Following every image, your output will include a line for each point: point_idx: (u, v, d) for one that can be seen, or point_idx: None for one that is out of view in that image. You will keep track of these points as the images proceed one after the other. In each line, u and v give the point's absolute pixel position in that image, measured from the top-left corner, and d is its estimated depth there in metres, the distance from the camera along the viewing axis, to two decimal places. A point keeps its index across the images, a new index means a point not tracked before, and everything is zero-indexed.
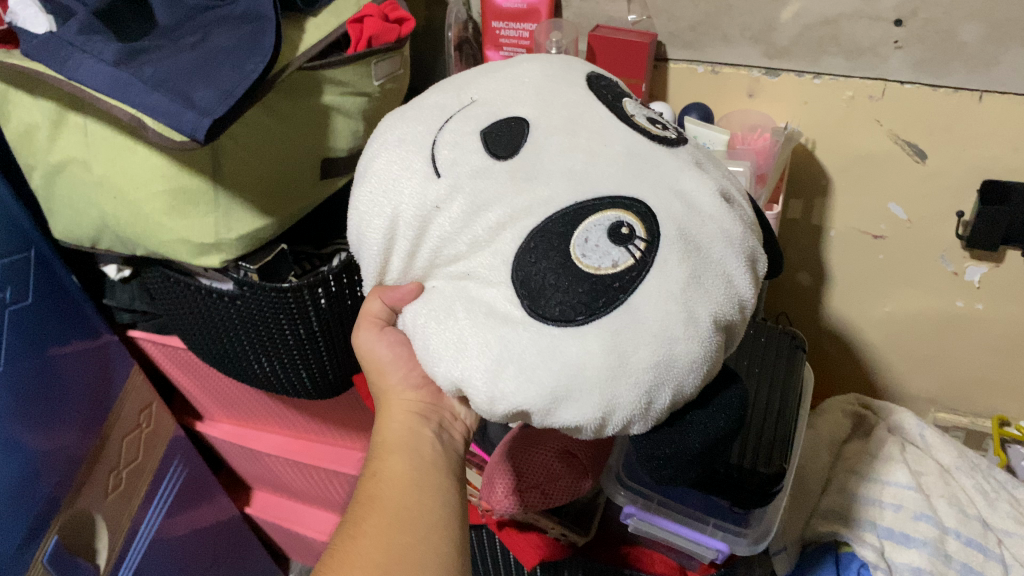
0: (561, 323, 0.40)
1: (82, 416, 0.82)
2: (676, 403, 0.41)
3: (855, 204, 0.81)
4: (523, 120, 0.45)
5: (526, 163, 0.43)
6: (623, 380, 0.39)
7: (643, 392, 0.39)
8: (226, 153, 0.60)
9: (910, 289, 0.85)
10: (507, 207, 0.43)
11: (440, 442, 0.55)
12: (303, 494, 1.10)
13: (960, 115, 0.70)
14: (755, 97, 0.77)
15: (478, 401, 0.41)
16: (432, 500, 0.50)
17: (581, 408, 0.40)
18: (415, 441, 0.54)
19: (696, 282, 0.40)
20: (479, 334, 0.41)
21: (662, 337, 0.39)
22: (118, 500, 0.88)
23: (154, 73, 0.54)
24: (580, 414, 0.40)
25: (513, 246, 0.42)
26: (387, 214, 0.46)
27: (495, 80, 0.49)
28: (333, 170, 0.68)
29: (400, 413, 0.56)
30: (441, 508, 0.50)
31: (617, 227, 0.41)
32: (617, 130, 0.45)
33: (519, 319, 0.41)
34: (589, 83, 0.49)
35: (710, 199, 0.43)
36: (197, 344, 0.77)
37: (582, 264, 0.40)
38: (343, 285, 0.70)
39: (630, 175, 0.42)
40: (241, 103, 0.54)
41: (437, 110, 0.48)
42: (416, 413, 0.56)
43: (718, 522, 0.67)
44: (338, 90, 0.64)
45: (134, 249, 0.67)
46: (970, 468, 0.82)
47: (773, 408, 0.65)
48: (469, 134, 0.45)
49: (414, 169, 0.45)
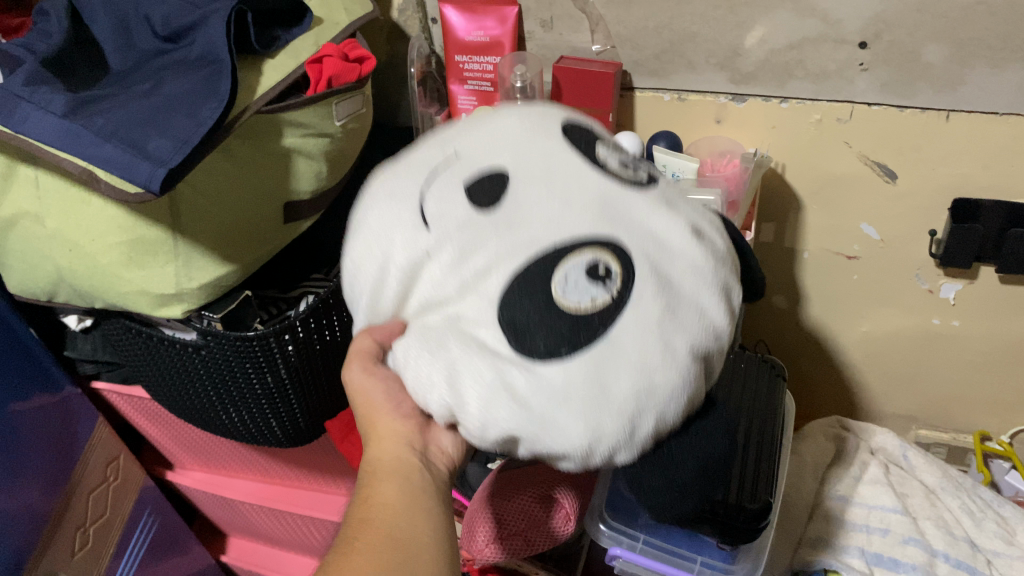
0: (545, 358, 0.39)
1: (45, 474, 0.79)
2: (660, 431, 0.40)
3: (828, 225, 0.80)
4: (506, 169, 0.43)
5: (503, 207, 0.42)
6: (603, 410, 0.38)
7: (626, 421, 0.38)
8: (185, 202, 0.58)
9: (886, 309, 0.85)
10: (492, 255, 0.40)
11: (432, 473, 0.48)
12: (279, 540, 1.06)
13: (928, 135, 0.70)
14: (723, 123, 0.76)
15: (465, 435, 0.40)
16: (428, 534, 0.44)
17: (566, 436, 0.38)
18: (410, 470, 0.47)
19: (674, 315, 0.39)
20: (467, 369, 0.40)
21: (642, 364, 0.38)
22: (85, 558, 0.85)
23: (106, 123, 0.52)
24: (565, 442, 0.39)
25: (500, 293, 0.40)
26: (378, 262, 0.44)
27: (476, 131, 0.46)
28: (297, 213, 0.66)
29: (390, 443, 0.48)
30: (435, 553, 0.44)
31: (595, 264, 0.39)
32: (594, 175, 0.43)
33: (505, 353, 0.39)
34: (567, 130, 0.46)
35: (683, 234, 0.42)
36: (163, 395, 0.75)
37: (563, 302, 0.39)
38: (311, 330, 0.69)
39: (606, 213, 0.41)
40: (198, 152, 0.52)
41: (422, 164, 0.46)
42: (407, 446, 0.48)
43: (706, 560, 0.65)
44: (299, 132, 0.62)
45: (92, 301, 0.64)
46: (954, 488, 0.82)
47: (756, 440, 0.63)
48: (454, 185, 0.43)
49: (402, 223, 0.43)
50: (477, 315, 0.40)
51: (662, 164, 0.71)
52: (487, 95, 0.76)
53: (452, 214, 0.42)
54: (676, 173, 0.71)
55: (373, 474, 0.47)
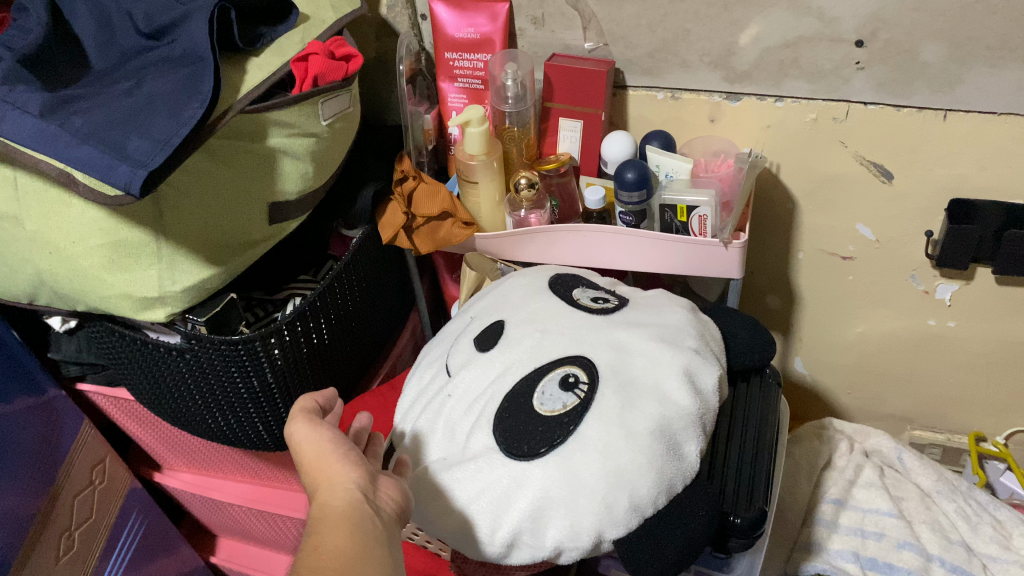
0: (530, 457, 0.51)
1: (29, 478, 0.78)
2: (637, 506, 0.50)
3: (823, 226, 0.79)
4: (501, 321, 0.61)
5: (502, 354, 0.58)
6: (582, 495, 0.50)
7: (601, 501, 0.50)
8: (168, 202, 0.57)
9: (880, 310, 0.84)
10: (493, 385, 0.56)
11: (381, 516, 0.46)
12: (269, 542, 1.05)
13: (925, 135, 0.69)
14: (717, 122, 0.75)
15: (486, 548, 0.53)
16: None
17: (557, 529, 0.51)
18: (360, 509, 0.46)
19: (630, 408, 0.52)
20: (477, 466, 0.53)
21: (607, 454, 0.50)
22: (70, 563, 0.84)
23: (83, 124, 0.51)
24: (558, 533, 0.51)
25: (496, 404, 0.55)
26: (413, 405, 0.62)
27: (488, 299, 0.66)
28: (283, 213, 0.64)
29: (340, 487, 0.47)
30: None
31: (565, 378, 0.53)
32: (574, 315, 0.59)
33: (500, 458, 0.52)
34: (552, 283, 0.64)
35: (638, 341, 0.56)
36: (149, 398, 0.73)
37: (543, 409, 0.52)
38: (298, 333, 0.67)
39: (574, 343, 0.56)
40: (179, 153, 0.51)
41: (450, 334, 0.66)
42: (356, 492, 0.47)
43: (699, 568, 0.65)
44: (285, 131, 0.61)
45: (73, 305, 0.63)
46: (951, 490, 0.80)
47: (750, 449, 0.62)
48: (466, 342, 0.62)
49: (435, 370, 0.63)
50: (479, 433, 0.54)
51: (655, 164, 0.71)
52: (478, 93, 0.75)
53: (478, 388, 0.57)
54: (669, 173, 0.71)
55: (321, 521, 0.45)
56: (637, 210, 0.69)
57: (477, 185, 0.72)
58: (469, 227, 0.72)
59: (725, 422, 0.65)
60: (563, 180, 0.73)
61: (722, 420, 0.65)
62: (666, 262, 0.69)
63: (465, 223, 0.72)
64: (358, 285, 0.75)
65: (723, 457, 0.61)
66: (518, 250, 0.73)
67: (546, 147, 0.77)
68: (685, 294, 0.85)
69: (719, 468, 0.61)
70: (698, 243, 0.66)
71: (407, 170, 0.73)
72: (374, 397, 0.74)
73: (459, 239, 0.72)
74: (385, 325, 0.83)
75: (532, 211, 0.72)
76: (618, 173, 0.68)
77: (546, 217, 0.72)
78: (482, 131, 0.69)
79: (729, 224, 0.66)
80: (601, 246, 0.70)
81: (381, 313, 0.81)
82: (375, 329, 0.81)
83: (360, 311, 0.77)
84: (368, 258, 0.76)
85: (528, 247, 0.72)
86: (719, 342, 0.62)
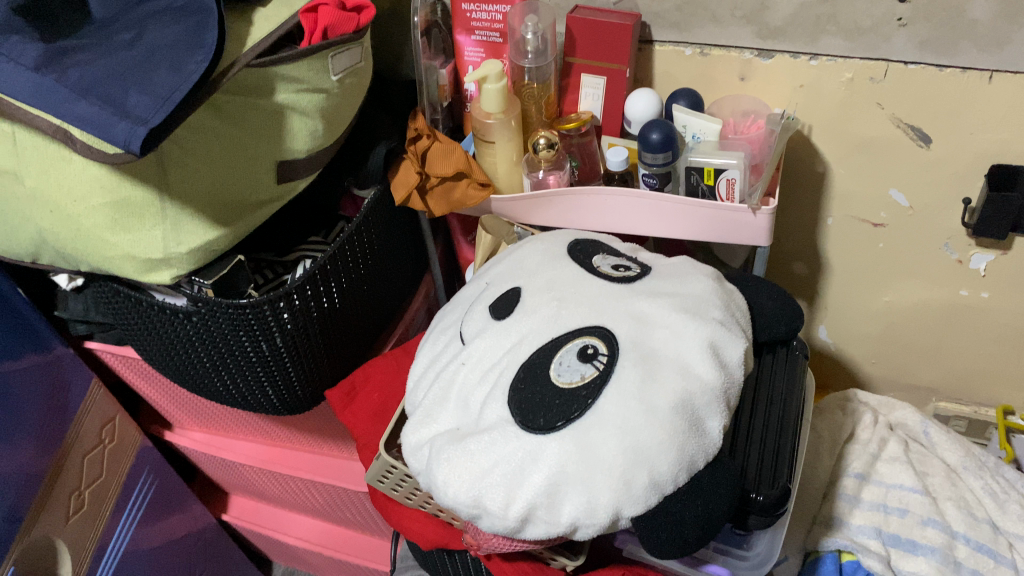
0: (545, 431, 0.49)
1: (38, 436, 0.77)
2: (657, 483, 0.48)
3: (854, 191, 0.76)
4: (516, 288, 0.59)
5: (518, 323, 0.56)
6: (599, 471, 0.48)
7: (619, 477, 0.48)
8: (172, 160, 0.55)
9: (910, 279, 0.81)
10: (508, 354, 0.54)
11: None
12: (281, 501, 1.04)
13: (969, 97, 0.65)
14: (747, 80, 0.72)
15: (500, 524, 0.51)
16: None
17: (572, 506, 0.49)
18: None
19: (650, 381, 0.49)
20: (491, 438, 0.51)
21: (626, 429, 0.48)
22: (81, 522, 0.83)
23: (81, 77, 0.48)
24: (573, 510, 0.49)
25: (511, 376, 0.53)
26: (426, 374, 0.60)
27: (503, 266, 0.63)
28: (292, 172, 0.61)
29: None
30: None
31: (583, 349, 0.51)
32: (593, 283, 0.56)
33: (515, 431, 0.50)
34: (570, 248, 0.61)
35: (659, 312, 0.54)
36: (157, 360, 0.72)
37: (559, 380, 0.50)
38: (308, 297, 0.65)
39: (593, 312, 0.53)
40: (182, 109, 0.48)
41: (464, 301, 0.64)
42: None
43: (719, 545, 0.63)
44: (293, 87, 0.58)
45: (78, 265, 0.61)
46: (978, 467, 0.80)
47: (775, 426, 0.60)
48: (480, 308, 0.60)
49: (448, 338, 0.61)
50: (494, 404, 0.52)
51: (682, 125, 0.68)
52: (496, 47, 0.71)
53: (492, 357, 0.55)
54: (696, 135, 0.68)
55: None
56: (661, 172, 0.66)
57: (493, 144, 0.69)
58: (485, 189, 0.70)
59: (750, 397, 0.62)
60: (584, 140, 0.70)
61: (746, 397, 0.62)
62: (689, 229, 0.66)
63: (480, 185, 0.70)
64: (370, 246, 0.73)
65: (746, 435, 0.59)
66: (535, 213, 0.71)
67: (567, 106, 0.74)
68: (708, 260, 0.82)
69: (741, 445, 0.59)
70: (725, 208, 0.63)
71: (421, 128, 0.71)
72: (386, 362, 0.72)
73: (475, 201, 0.70)
74: (398, 287, 0.81)
75: (550, 172, 0.69)
76: (642, 134, 0.65)
77: (566, 178, 0.70)
78: (499, 88, 0.66)
79: (758, 190, 0.63)
80: (621, 211, 0.68)
81: (394, 275, 0.79)
82: (387, 291, 0.78)
83: (372, 273, 0.74)
84: (381, 219, 0.73)
85: (545, 210, 0.70)
86: (744, 314, 0.59)
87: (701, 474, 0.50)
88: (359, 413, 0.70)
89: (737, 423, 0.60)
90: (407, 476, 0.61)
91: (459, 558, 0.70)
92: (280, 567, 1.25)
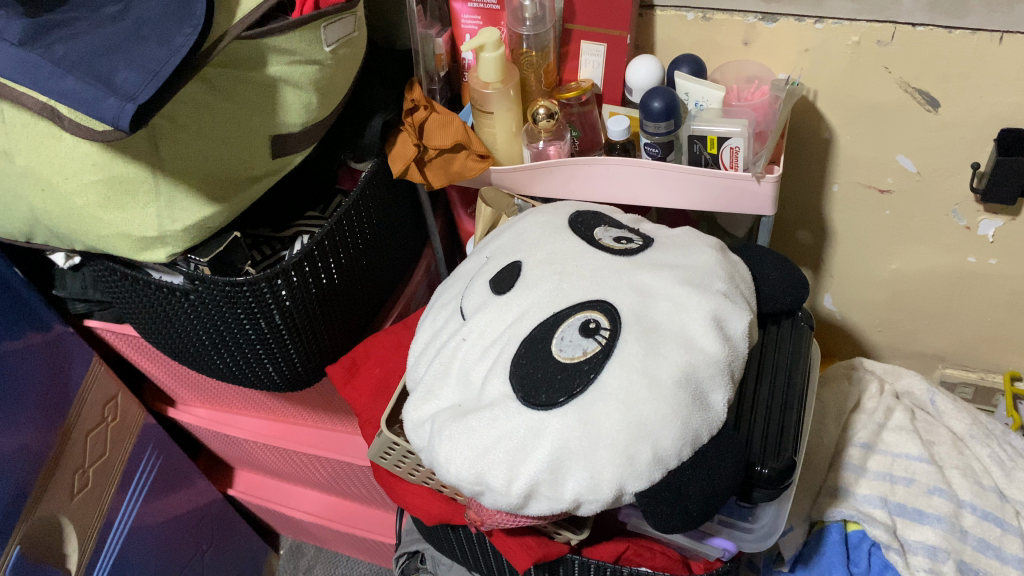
0: (548, 407, 0.48)
1: (40, 415, 0.77)
2: (660, 458, 0.48)
3: (861, 157, 0.75)
4: (517, 261, 0.58)
5: (518, 297, 0.55)
6: (602, 446, 0.47)
7: (622, 452, 0.47)
8: (164, 135, 0.53)
9: (917, 246, 0.80)
10: (509, 329, 0.53)
11: None
12: (286, 475, 1.04)
13: (979, 59, 0.64)
14: (751, 45, 0.70)
15: (503, 500, 0.50)
16: None
17: (575, 481, 0.48)
18: None
19: (654, 354, 0.49)
20: (493, 415, 0.50)
21: (629, 403, 0.47)
22: (86, 500, 0.83)
23: (67, 52, 0.47)
24: (576, 485, 0.48)
25: (512, 352, 0.52)
26: (427, 350, 0.60)
27: (504, 239, 0.62)
28: (286, 146, 0.60)
29: None
30: None
31: (585, 323, 0.50)
32: (594, 256, 0.55)
33: (516, 407, 0.49)
34: (570, 220, 0.60)
35: (662, 284, 0.53)
36: (156, 337, 0.71)
37: (561, 355, 0.50)
38: (306, 272, 0.64)
39: (595, 286, 0.52)
40: (171, 84, 0.47)
41: (464, 275, 0.63)
42: None
43: (723, 518, 0.62)
44: (285, 59, 0.56)
45: (72, 244, 0.60)
46: (985, 435, 0.80)
47: (779, 397, 0.59)
48: (480, 282, 0.59)
49: (448, 313, 0.60)
50: (495, 380, 0.52)
51: (684, 92, 0.67)
52: (493, 14, 0.70)
53: (492, 332, 0.55)
54: (699, 102, 0.66)
55: None
56: (663, 142, 0.64)
57: (491, 115, 0.68)
58: (484, 160, 0.69)
59: (755, 368, 0.61)
60: (585, 109, 0.69)
61: (750, 368, 0.62)
62: (692, 197, 0.65)
63: (479, 156, 0.69)
64: (369, 220, 0.72)
65: (751, 407, 0.59)
66: (536, 184, 0.69)
67: (567, 74, 0.73)
68: (711, 230, 0.81)
69: (746, 417, 0.58)
70: (729, 177, 0.62)
71: (418, 98, 0.69)
72: (387, 336, 0.72)
73: (473, 173, 0.69)
74: (398, 260, 0.80)
75: (551, 143, 0.68)
76: (644, 103, 0.63)
77: (566, 149, 0.69)
78: (497, 56, 0.65)
79: (762, 159, 0.62)
80: (622, 181, 0.66)
81: (393, 248, 0.78)
82: (387, 265, 0.78)
83: (371, 247, 0.73)
84: (379, 192, 0.72)
85: (546, 180, 0.69)
86: (749, 285, 0.58)
87: (704, 448, 0.50)
88: (362, 388, 0.69)
89: (741, 395, 0.60)
90: (409, 452, 0.60)
91: (463, 533, 0.69)
92: (287, 540, 1.26)
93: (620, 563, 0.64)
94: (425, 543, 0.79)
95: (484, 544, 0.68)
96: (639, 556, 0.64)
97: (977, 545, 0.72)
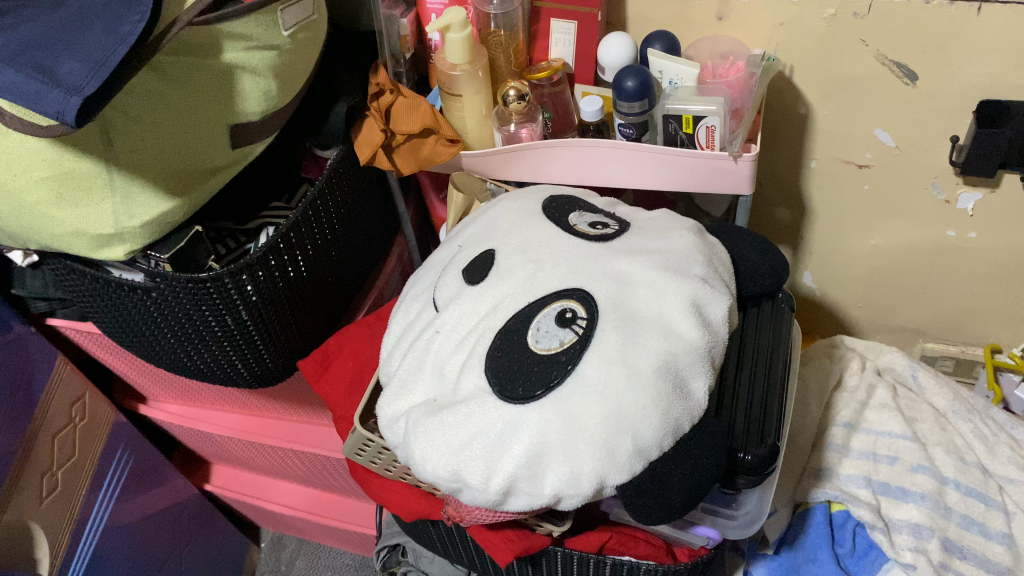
0: (525, 401, 0.47)
1: (4, 418, 0.74)
2: (641, 450, 0.46)
3: (839, 132, 0.73)
4: (491, 251, 0.56)
5: (492, 287, 0.53)
6: (581, 440, 0.46)
7: (602, 445, 0.46)
8: (117, 128, 0.51)
9: (896, 221, 0.79)
10: (484, 321, 0.51)
11: None
12: (264, 469, 1.02)
13: (957, 30, 0.62)
14: (725, 20, 0.68)
15: (481, 496, 0.49)
16: None
17: (555, 476, 0.47)
18: None
19: (633, 343, 0.47)
20: (469, 411, 0.48)
21: (607, 395, 0.46)
22: (56, 503, 0.81)
23: (6, 44, 0.44)
24: (555, 481, 0.47)
25: (487, 346, 0.50)
26: (400, 344, 0.58)
27: (476, 226, 0.60)
28: (246, 135, 0.58)
29: None
30: None
31: (561, 313, 0.49)
32: (569, 243, 0.53)
33: (493, 402, 0.48)
34: (544, 206, 0.59)
35: (639, 270, 0.51)
36: (119, 336, 0.69)
37: (537, 347, 0.48)
38: (272, 265, 0.62)
39: (571, 274, 0.51)
40: (119, 74, 0.44)
41: (437, 264, 0.61)
42: None
43: (706, 505, 0.62)
44: (241, 45, 0.53)
45: (26, 242, 0.58)
46: (967, 410, 0.80)
47: (761, 381, 0.58)
48: (453, 272, 0.57)
49: (421, 304, 0.59)
50: (470, 373, 0.50)
51: (658, 70, 0.65)
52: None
53: (466, 324, 0.53)
54: (673, 80, 0.65)
55: None
56: (638, 122, 0.63)
57: (460, 98, 0.66)
58: (454, 144, 0.67)
59: (735, 352, 0.60)
60: (556, 89, 0.67)
61: (731, 351, 0.60)
62: (668, 178, 0.63)
63: (449, 140, 0.67)
64: (336, 210, 0.69)
65: (732, 393, 0.58)
66: (509, 168, 0.67)
67: (537, 54, 0.71)
68: (689, 211, 0.80)
69: (728, 403, 0.57)
70: (705, 156, 0.60)
71: (383, 83, 0.67)
72: (360, 328, 0.70)
73: (444, 158, 0.67)
74: (368, 249, 0.78)
75: (523, 125, 0.66)
76: (616, 82, 0.61)
77: (539, 131, 0.66)
78: (464, 37, 0.62)
79: (739, 138, 0.60)
80: (596, 162, 0.65)
81: (363, 237, 0.76)
82: (357, 254, 0.75)
83: (340, 237, 0.71)
84: (347, 180, 0.70)
85: (518, 164, 0.67)
86: (728, 268, 0.57)
87: (687, 438, 0.48)
88: (335, 383, 0.67)
89: (723, 381, 0.59)
90: (385, 448, 0.59)
91: (444, 527, 0.68)
92: (269, 533, 1.25)
93: (603, 553, 0.63)
94: (405, 536, 0.78)
95: (465, 537, 0.67)
96: (623, 545, 0.63)
97: (962, 522, 0.72)
